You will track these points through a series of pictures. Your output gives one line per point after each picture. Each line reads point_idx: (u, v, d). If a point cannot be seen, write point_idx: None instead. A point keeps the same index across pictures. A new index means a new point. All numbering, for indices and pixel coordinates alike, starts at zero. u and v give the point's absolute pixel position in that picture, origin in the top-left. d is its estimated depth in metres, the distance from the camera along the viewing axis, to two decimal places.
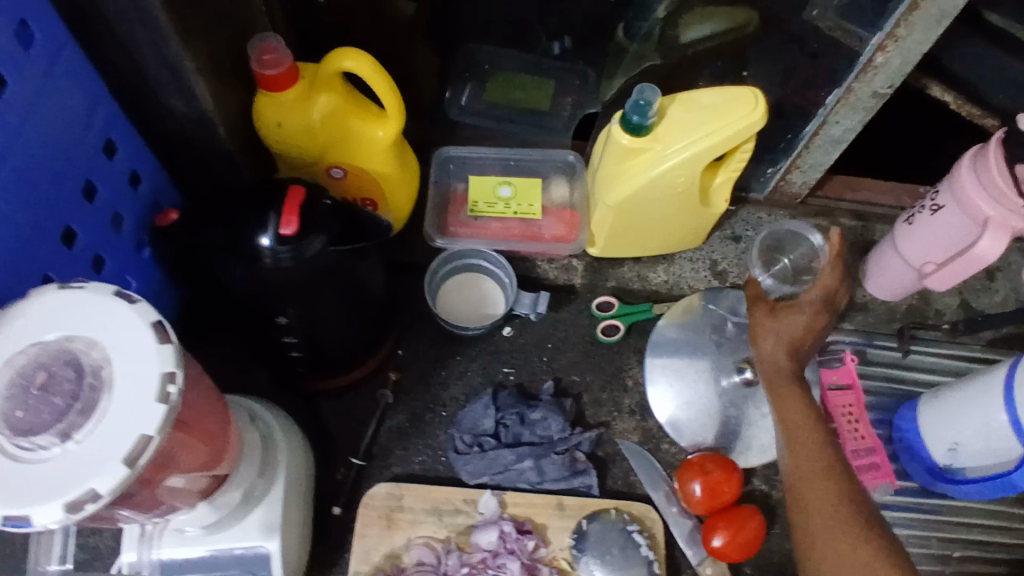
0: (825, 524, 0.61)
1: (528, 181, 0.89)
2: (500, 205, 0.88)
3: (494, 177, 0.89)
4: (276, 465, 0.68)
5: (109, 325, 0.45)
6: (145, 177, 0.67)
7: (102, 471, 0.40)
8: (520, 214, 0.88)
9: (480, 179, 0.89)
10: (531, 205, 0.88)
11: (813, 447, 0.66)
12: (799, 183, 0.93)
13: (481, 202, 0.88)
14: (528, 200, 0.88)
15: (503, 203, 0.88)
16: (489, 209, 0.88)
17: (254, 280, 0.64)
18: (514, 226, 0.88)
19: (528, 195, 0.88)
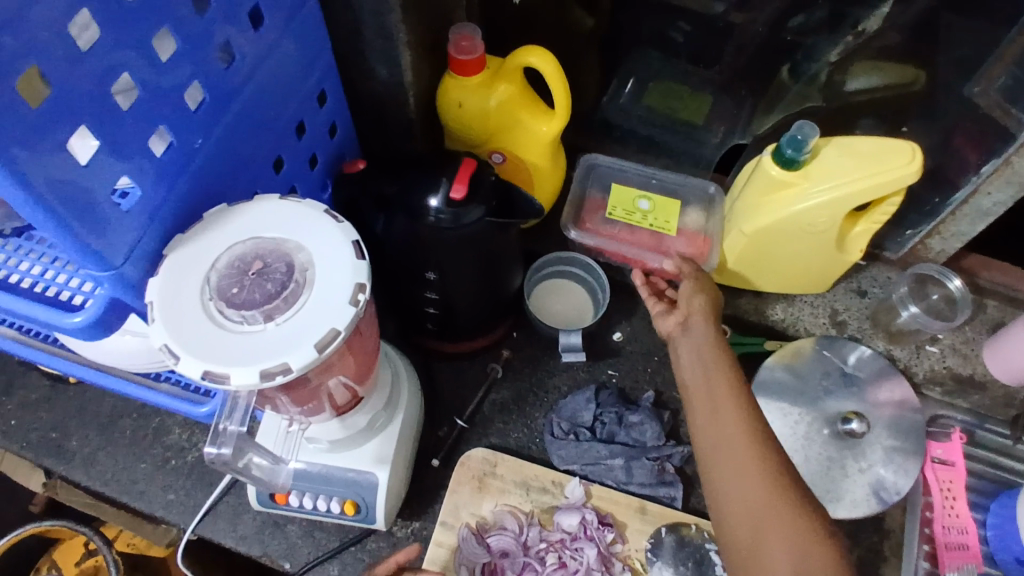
0: (752, 490, 0.63)
1: (666, 199, 0.93)
2: (637, 215, 0.92)
3: (635, 191, 0.94)
4: (397, 406, 0.75)
5: (319, 236, 0.53)
6: (341, 131, 0.77)
7: (297, 350, 0.48)
8: (657, 228, 0.91)
9: (622, 190, 0.94)
10: (667, 221, 0.92)
11: (733, 406, 0.68)
12: (937, 249, 0.92)
13: (620, 209, 0.93)
14: (665, 216, 0.92)
15: (641, 215, 0.92)
16: (627, 216, 0.92)
17: (415, 232, 0.70)
18: (646, 237, 0.92)
19: (666, 213, 0.92)
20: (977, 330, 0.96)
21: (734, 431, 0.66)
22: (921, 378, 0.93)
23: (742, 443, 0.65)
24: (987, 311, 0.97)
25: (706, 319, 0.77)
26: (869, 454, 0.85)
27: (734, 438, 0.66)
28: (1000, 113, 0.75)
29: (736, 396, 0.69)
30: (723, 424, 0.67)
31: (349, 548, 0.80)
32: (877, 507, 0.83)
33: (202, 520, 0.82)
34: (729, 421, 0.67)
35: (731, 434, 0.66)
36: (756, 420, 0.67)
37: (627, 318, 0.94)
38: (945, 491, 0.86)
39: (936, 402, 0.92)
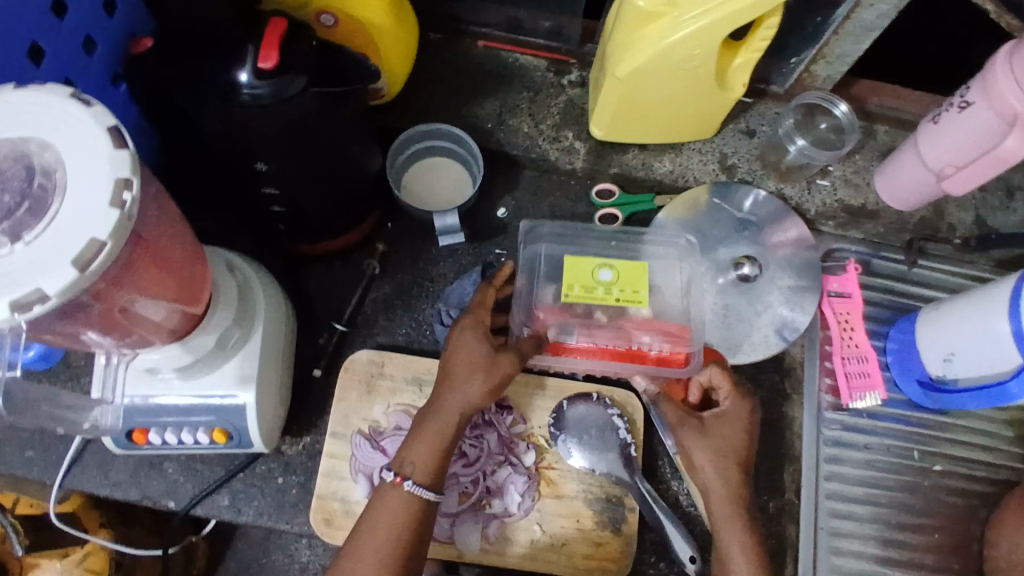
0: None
1: (633, 264, 0.74)
2: (599, 290, 0.73)
3: (591, 258, 0.74)
4: (254, 319, 0.67)
5: (63, 125, 0.42)
6: (120, 4, 0.64)
7: (51, 272, 0.38)
8: (625, 302, 0.72)
9: (577, 260, 0.74)
10: (637, 292, 0.73)
11: (729, 516, 0.69)
12: (823, 75, 0.86)
13: (577, 285, 0.73)
14: (633, 285, 0.73)
15: (604, 287, 0.73)
16: (586, 294, 0.73)
17: (230, 118, 0.59)
18: (613, 337, 0.74)
19: (636, 280, 0.73)
20: (867, 159, 0.92)
21: (742, 564, 0.67)
22: (814, 214, 0.90)
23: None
24: (876, 138, 0.92)
25: (726, 452, 0.70)
26: (767, 297, 0.85)
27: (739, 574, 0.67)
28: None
29: (733, 510, 0.69)
30: (726, 543, 0.68)
31: (237, 475, 0.75)
32: (778, 346, 0.83)
33: (69, 472, 0.75)
34: (740, 550, 0.67)
35: (737, 563, 0.67)
36: (762, 555, 0.68)
37: (510, 191, 0.87)
38: (842, 323, 0.87)
39: (830, 237, 0.90)
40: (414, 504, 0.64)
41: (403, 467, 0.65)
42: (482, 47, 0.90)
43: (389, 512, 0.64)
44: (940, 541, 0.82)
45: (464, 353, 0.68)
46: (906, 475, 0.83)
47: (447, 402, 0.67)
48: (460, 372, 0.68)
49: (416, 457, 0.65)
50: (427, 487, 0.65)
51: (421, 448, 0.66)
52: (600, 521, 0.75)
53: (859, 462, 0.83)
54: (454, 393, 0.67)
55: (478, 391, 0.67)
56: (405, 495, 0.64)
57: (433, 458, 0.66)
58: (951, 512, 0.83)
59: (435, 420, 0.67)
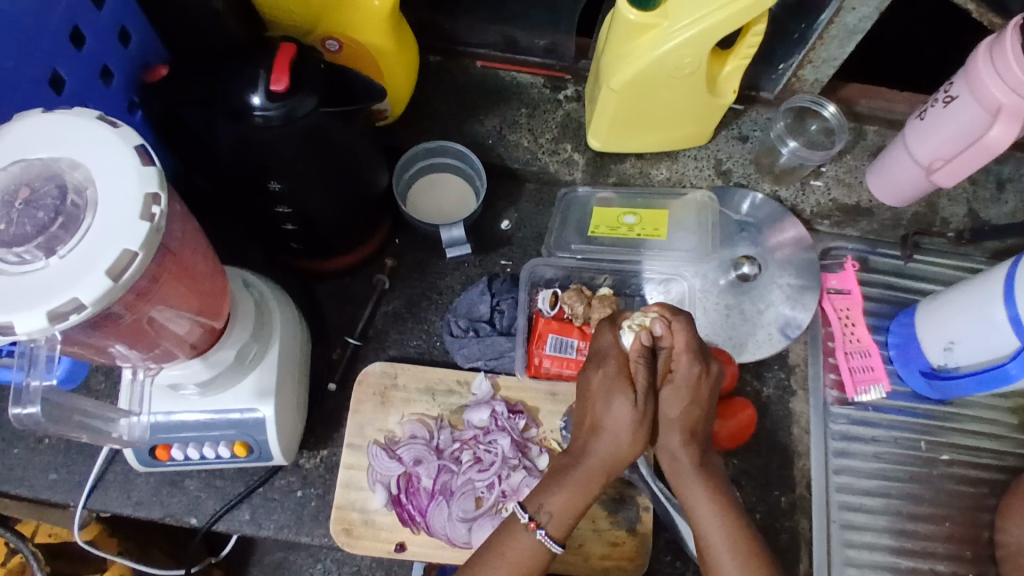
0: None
1: (654, 210, 0.89)
2: (623, 230, 0.87)
3: (619, 206, 0.89)
4: (271, 334, 0.69)
5: (91, 146, 0.44)
6: (134, 35, 0.68)
7: (86, 281, 0.41)
8: (646, 239, 0.87)
9: (605, 207, 0.89)
10: (656, 230, 0.87)
11: (686, 474, 0.62)
12: (811, 79, 0.89)
13: (604, 225, 0.88)
14: (653, 225, 0.87)
15: (626, 226, 0.87)
16: (611, 234, 0.87)
17: (242, 139, 0.62)
18: None
19: (655, 223, 0.88)
20: (858, 158, 0.94)
21: (729, 552, 0.59)
22: (810, 213, 0.93)
23: (722, 534, 0.60)
24: (867, 138, 0.95)
25: (674, 420, 0.62)
26: (768, 296, 0.87)
27: (721, 553, 0.59)
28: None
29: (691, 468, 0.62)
30: (693, 508, 0.61)
31: (257, 489, 0.76)
32: (782, 343, 0.85)
33: (92, 492, 0.76)
34: (707, 506, 0.61)
35: (710, 531, 0.60)
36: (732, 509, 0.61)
37: (513, 204, 0.90)
38: (844, 319, 0.88)
39: (827, 236, 0.93)
40: (543, 554, 0.60)
41: (539, 512, 0.61)
42: (479, 67, 0.93)
43: (517, 556, 0.60)
44: (952, 530, 0.82)
45: (608, 406, 0.62)
46: (915, 466, 0.84)
47: (594, 453, 0.62)
48: (605, 428, 0.61)
49: (555, 506, 0.61)
50: (558, 539, 0.61)
51: (560, 496, 0.61)
52: (615, 521, 0.76)
53: (868, 454, 0.84)
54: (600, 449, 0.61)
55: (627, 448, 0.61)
56: (535, 542, 0.60)
57: (570, 509, 0.61)
58: (961, 501, 0.83)
59: (576, 471, 0.62)
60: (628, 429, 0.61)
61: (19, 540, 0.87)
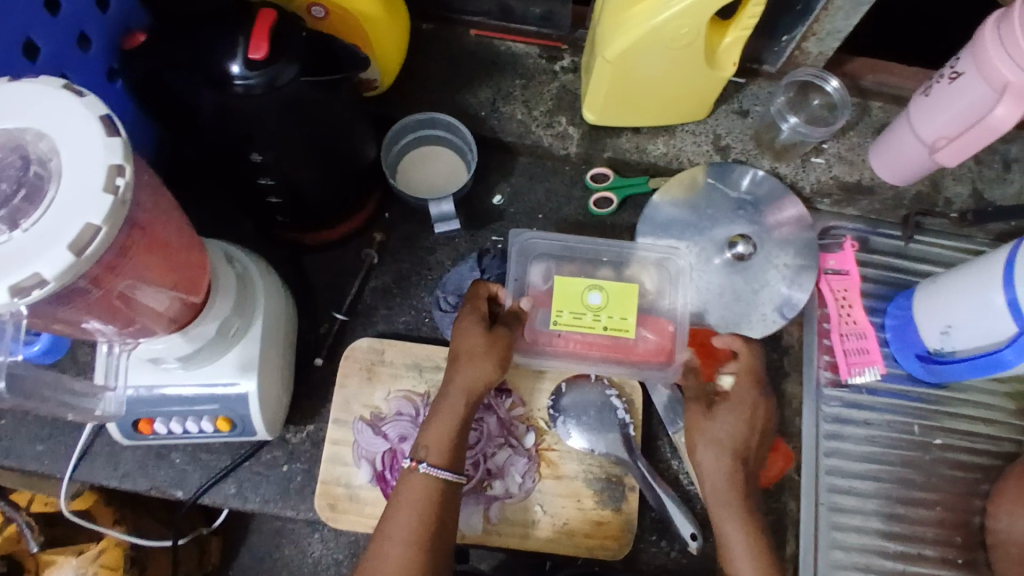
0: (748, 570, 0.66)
1: (624, 286, 0.75)
2: (588, 316, 0.75)
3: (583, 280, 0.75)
4: (253, 308, 0.68)
5: (54, 116, 0.43)
6: (114, 1, 0.66)
7: (47, 256, 0.39)
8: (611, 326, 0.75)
9: (567, 283, 0.75)
10: (625, 320, 0.75)
11: (732, 440, 0.70)
12: (815, 53, 0.86)
13: (566, 311, 0.75)
14: (622, 312, 0.75)
15: (592, 314, 0.75)
16: (575, 324, 0.75)
17: (223, 108, 0.61)
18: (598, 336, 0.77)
19: (623, 308, 0.75)
20: (861, 136, 0.91)
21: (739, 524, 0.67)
22: (809, 192, 0.91)
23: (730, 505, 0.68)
24: (871, 114, 0.92)
25: (469, 338, 0.69)
26: (764, 276, 0.85)
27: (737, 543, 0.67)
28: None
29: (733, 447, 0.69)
30: (715, 487, 0.69)
31: (243, 463, 0.76)
32: (778, 323, 0.84)
33: (80, 463, 0.76)
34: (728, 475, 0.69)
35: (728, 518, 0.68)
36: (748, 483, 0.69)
37: (505, 178, 0.89)
38: (840, 300, 0.87)
39: (827, 215, 0.92)
40: (433, 483, 0.64)
41: (419, 451, 0.66)
42: (474, 36, 0.90)
43: (411, 496, 0.64)
44: (942, 515, 0.82)
45: (465, 335, 0.70)
46: (907, 450, 0.84)
47: (452, 385, 0.68)
48: (461, 351, 0.69)
49: (429, 439, 0.66)
50: (444, 467, 0.65)
51: (432, 431, 0.67)
52: (601, 500, 0.76)
53: (859, 437, 0.84)
54: (461, 377, 0.68)
55: (482, 369, 0.68)
56: (423, 477, 0.64)
57: (445, 439, 0.66)
58: (953, 486, 0.83)
59: (444, 407, 0.68)
60: (480, 347, 0.69)
61: (12, 509, 0.87)
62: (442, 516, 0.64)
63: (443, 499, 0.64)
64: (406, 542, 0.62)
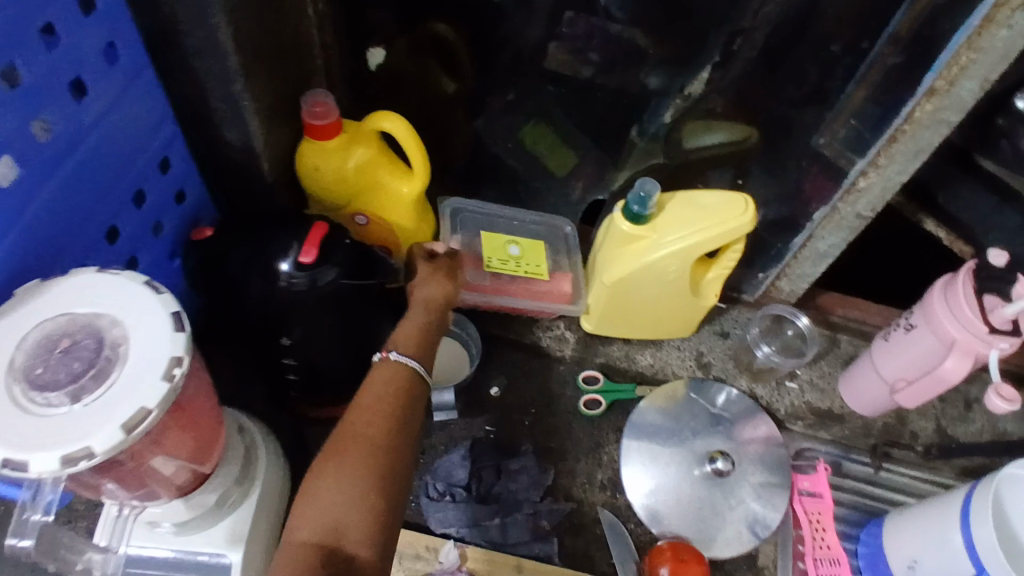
0: None
1: (534, 243, 0.94)
2: (511, 263, 0.90)
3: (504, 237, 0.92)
4: (252, 479, 0.72)
5: (133, 308, 0.50)
6: (190, 195, 0.76)
7: (102, 433, 0.45)
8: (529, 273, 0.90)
9: (492, 237, 0.92)
10: (539, 266, 0.91)
11: None
12: (788, 290, 0.99)
13: (494, 259, 0.90)
14: (535, 261, 0.91)
15: (513, 261, 0.90)
16: (501, 266, 0.90)
17: (268, 296, 0.69)
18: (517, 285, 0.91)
19: (538, 258, 0.92)
20: (831, 365, 1.01)
21: None
22: (784, 413, 0.97)
23: None
24: (839, 346, 1.02)
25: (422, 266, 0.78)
26: (739, 491, 0.89)
27: None
28: (841, 159, 0.81)
29: None
30: None
31: None
32: (750, 542, 0.86)
33: None
34: None
35: None
36: None
37: (504, 371, 0.96)
38: (814, 523, 0.90)
39: (799, 436, 0.96)
40: (404, 364, 0.67)
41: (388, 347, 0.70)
42: None
43: (376, 392, 0.64)
44: None
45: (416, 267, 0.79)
46: None
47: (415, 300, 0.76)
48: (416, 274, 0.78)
49: (395, 339, 0.71)
50: (414, 357, 0.69)
51: (398, 335, 0.71)
52: None
53: None
54: (419, 293, 0.76)
55: (436, 280, 0.77)
56: (393, 362, 0.67)
57: (414, 332, 0.71)
58: None
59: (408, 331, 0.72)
60: (430, 269, 0.78)
61: None
62: (409, 398, 0.65)
63: (408, 390, 0.66)
64: (380, 420, 0.61)
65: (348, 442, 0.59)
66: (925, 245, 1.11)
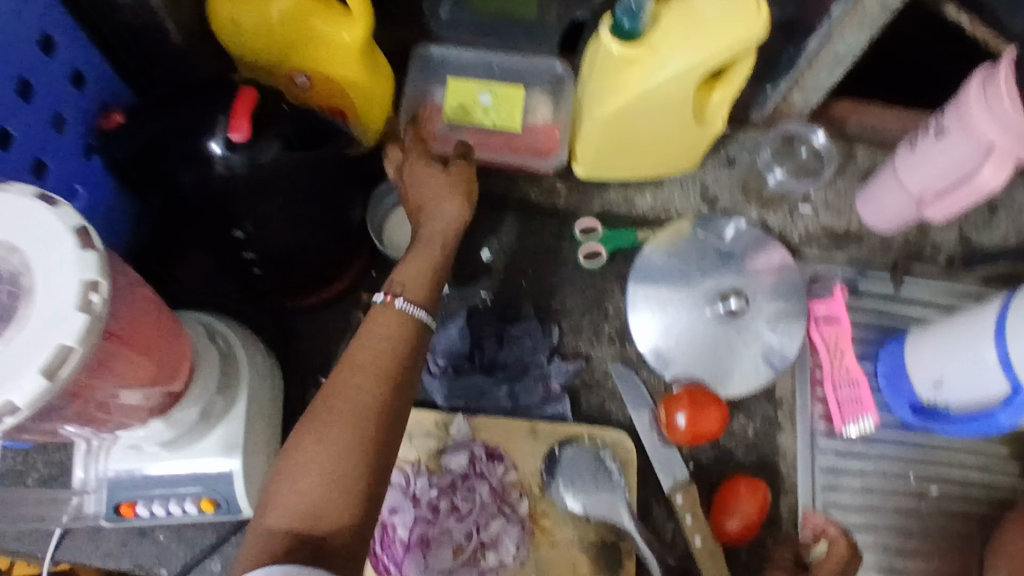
0: None
1: (510, 88, 0.82)
2: (478, 114, 0.82)
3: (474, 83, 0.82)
4: (237, 384, 0.67)
5: (26, 228, 0.41)
6: (90, 77, 0.64)
7: (20, 383, 0.38)
8: (498, 125, 0.83)
9: (460, 85, 0.82)
10: (512, 116, 0.82)
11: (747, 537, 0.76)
12: (799, 103, 0.87)
13: (459, 109, 0.82)
14: (509, 110, 0.82)
15: (482, 112, 0.82)
16: (466, 117, 0.83)
17: (209, 186, 0.60)
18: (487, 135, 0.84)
19: (512, 105, 0.82)
20: (847, 183, 0.92)
21: None
22: (798, 240, 0.91)
23: None
24: (856, 161, 0.92)
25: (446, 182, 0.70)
26: (754, 327, 0.84)
27: None
28: None
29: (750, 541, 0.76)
30: None
31: (230, 538, 0.74)
32: (767, 375, 0.83)
33: (59, 544, 0.73)
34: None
35: None
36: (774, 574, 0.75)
37: (493, 233, 0.88)
38: (832, 348, 0.87)
39: (814, 261, 0.90)
40: (408, 320, 0.61)
41: (392, 287, 0.64)
42: None
43: (376, 340, 0.60)
44: (941, 566, 0.82)
45: (426, 180, 0.71)
46: (903, 500, 0.84)
47: (431, 222, 0.69)
48: (438, 192, 0.70)
49: (403, 276, 0.65)
50: (420, 305, 0.63)
51: (407, 268, 0.65)
52: (598, 566, 0.74)
53: (855, 487, 0.84)
54: (434, 218, 0.69)
55: (454, 204, 0.69)
56: (397, 315, 0.61)
57: (419, 277, 0.65)
58: (950, 538, 0.83)
59: (424, 256, 0.67)
60: (458, 187, 0.70)
61: None
62: (414, 356, 0.60)
63: (416, 344, 0.61)
64: (376, 384, 0.57)
65: (335, 405, 0.56)
66: (958, 39, 0.95)
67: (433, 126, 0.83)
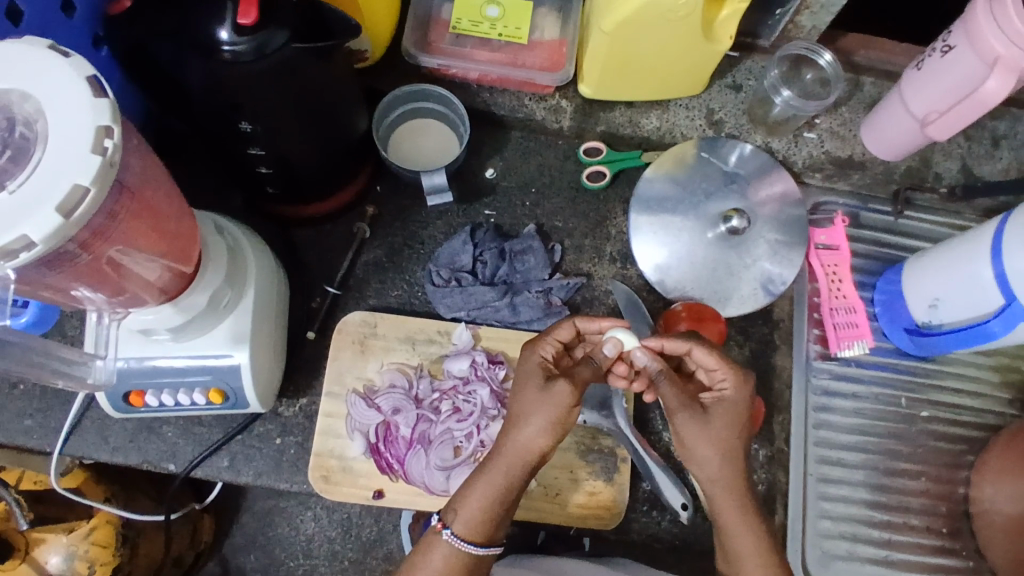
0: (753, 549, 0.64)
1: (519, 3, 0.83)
2: (485, 25, 0.83)
3: None
4: (245, 277, 0.67)
5: (39, 76, 0.42)
6: None
7: (34, 217, 0.39)
8: (505, 37, 0.83)
9: None
10: (518, 29, 0.83)
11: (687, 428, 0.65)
12: (808, 26, 0.86)
13: (466, 20, 0.83)
14: (515, 23, 0.83)
15: (488, 23, 0.83)
16: (472, 29, 0.83)
17: (214, 77, 0.60)
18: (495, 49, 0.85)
19: (519, 18, 0.83)
20: (853, 111, 0.91)
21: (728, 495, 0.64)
22: (801, 167, 0.91)
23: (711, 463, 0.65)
24: (862, 89, 0.92)
25: (537, 413, 0.64)
26: (754, 250, 0.85)
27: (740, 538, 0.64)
28: None
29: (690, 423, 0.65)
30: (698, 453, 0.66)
31: (236, 436, 0.76)
32: (764, 299, 0.83)
33: (69, 437, 0.75)
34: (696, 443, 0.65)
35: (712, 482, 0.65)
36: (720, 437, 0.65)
37: (497, 152, 0.88)
38: (831, 275, 0.88)
39: (817, 190, 0.92)
40: (462, 556, 0.64)
41: (449, 513, 0.65)
42: None
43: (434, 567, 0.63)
44: (928, 485, 0.84)
45: (531, 404, 0.65)
46: (894, 422, 0.85)
47: (513, 440, 0.65)
48: (513, 442, 0.64)
49: (464, 511, 0.64)
50: (472, 540, 0.64)
51: (472, 499, 0.64)
52: (593, 471, 0.76)
53: (847, 409, 0.85)
54: (517, 441, 0.64)
55: (543, 436, 0.64)
56: (447, 544, 0.64)
57: (483, 513, 0.64)
58: (938, 459, 0.85)
59: (500, 475, 0.64)
60: (547, 433, 0.64)
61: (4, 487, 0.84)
62: None
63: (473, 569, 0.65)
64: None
65: None
66: None
67: (441, 39, 0.85)
